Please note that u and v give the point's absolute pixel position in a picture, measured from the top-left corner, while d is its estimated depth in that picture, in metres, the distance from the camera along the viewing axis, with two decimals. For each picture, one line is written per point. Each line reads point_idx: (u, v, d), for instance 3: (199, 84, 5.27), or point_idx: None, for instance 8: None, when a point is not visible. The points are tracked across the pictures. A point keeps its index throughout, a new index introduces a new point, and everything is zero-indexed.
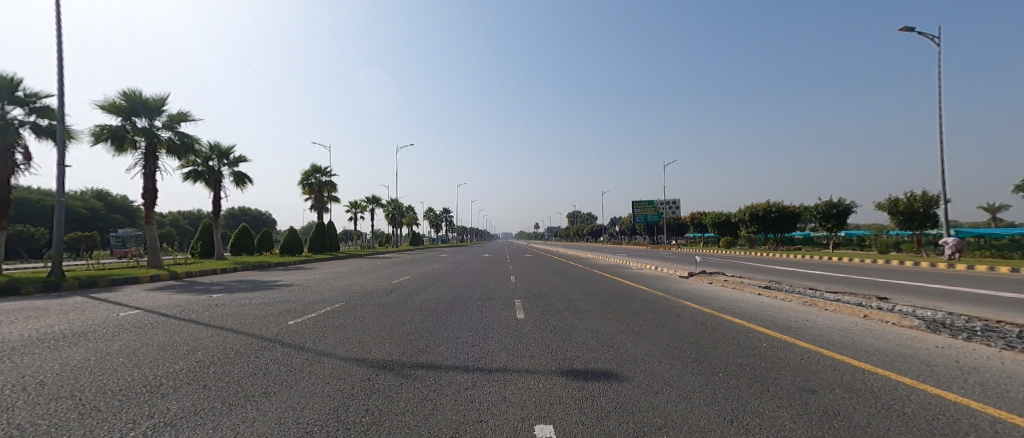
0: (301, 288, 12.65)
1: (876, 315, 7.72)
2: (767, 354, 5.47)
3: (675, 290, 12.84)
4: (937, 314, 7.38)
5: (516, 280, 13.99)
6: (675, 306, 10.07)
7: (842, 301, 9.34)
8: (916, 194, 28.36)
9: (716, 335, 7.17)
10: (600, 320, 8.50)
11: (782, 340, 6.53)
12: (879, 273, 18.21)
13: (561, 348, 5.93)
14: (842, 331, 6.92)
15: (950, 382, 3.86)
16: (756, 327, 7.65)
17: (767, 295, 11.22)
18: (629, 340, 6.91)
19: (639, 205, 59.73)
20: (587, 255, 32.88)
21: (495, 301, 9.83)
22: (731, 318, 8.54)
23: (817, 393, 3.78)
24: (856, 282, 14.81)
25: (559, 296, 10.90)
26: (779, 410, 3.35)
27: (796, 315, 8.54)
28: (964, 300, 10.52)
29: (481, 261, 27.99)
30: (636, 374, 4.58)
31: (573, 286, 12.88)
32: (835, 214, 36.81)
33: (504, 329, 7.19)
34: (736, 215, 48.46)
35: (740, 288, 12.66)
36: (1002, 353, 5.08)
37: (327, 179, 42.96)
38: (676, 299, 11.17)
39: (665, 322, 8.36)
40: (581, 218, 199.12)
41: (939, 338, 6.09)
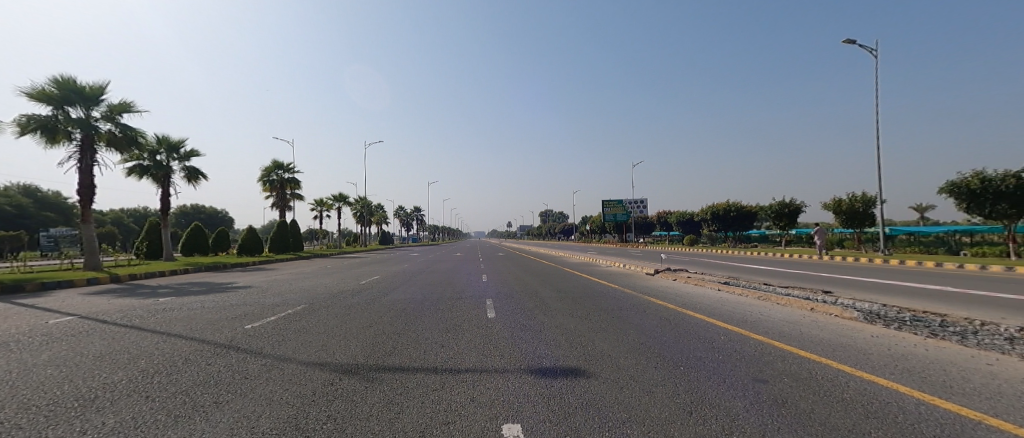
0: (260, 290, 12.11)
1: (820, 307, 8.24)
2: (724, 347, 5.73)
3: (643, 287, 13.21)
4: (874, 306, 7.97)
5: (489, 278, 14.03)
6: (643, 303, 10.39)
7: (792, 296, 9.89)
8: (857, 195, 30.51)
9: (680, 330, 7.44)
10: (570, 318, 8.64)
11: (739, 333, 6.88)
12: (826, 269, 19.38)
13: (529, 345, 6.07)
14: (792, 323, 7.38)
15: (882, 369, 4.19)
16: (715, 321, 8.01)
17: (727, 290, 11.74)
18: (598, 336, 7.12)
19: (610, 204, 60.84)
20: (560, 253, 33.35)
21: (466, 300, 9.79)
22: (693, 313, 8.89)
23: (767, 382, 4.01)
24: (804, 277, 15.82)
25: (532, 294, 10.93)
26: (735, 398, 3.58)
27: (751, 309, 8.98)
28: (898, 292, 11.37)
29: (452, 260, 27.68)
30: (603, 370, 4.69)
31: (546, 284, 13.00)
32: (787, 213, 38.97)
33: (475, 328, 7.18)
34: (699, 214, 50.25)
35: (702, 284, 13.14)
36: (926, 341, 5.57)
37: (290, 176, 41.27)
38: (643, 295, 11.48)
39: (631, 319, 8.59)
40: (551, 217, 203.82)
41: (872, 327, 6.60)
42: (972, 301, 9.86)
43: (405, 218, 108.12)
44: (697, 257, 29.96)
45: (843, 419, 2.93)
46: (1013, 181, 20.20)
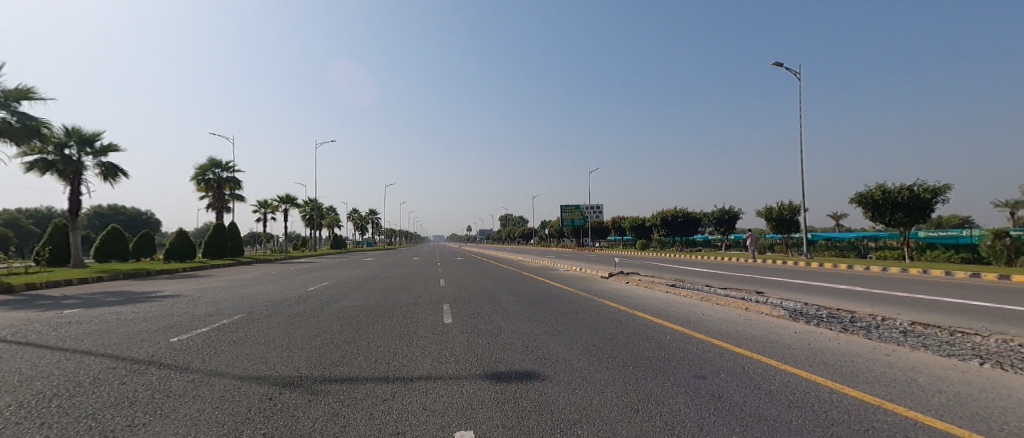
0: (191, 299, 11.23)
1: (754, 306, 8.85)
2: (670, 346, 6.01)
3: (597, 290, 13.55)
4: (797, 305, 8.67)
5: (445, 283, 13.82)
6: (594, 305, 10.68)
7: (731, 296, 10.53)
8: (785, 204, 33.10)
9: (630, 331, 7.70)
10: (526, 322, 8.70)
11: (683, 332, 7.24)
12: (762, 271, 20.79)
13: (484, 350, 6.05)
14: (730, 322, 7.86)
15: (804, 362, 4.56)
16: (663, 322, 8.37)
17: (674, 292, 12.30)
18: (551, 340, 7.23)
19: (567, 208, 61.77)
20: (517, 257, 33.52)
21: (421, 306, 9.59)
22: (642, 315, 9.23)
23: (707, 378, 4.24)
24: (741, 279, 16.88)
25: (488, 299, 10.90)
26: (677, 394, 3.76)
27: (693, 310, 9.47)
28: (823, 292, 12.41)
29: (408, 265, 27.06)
30: (557, 373, 4.76)
31: (502, 288, 13.01)
32: (727, 219, 41.61)
33: (430, 334, 7.05)
34: (650, 220, 52.39)
35: (650, 287, 13.69)
36: (840, 336, 6.14)
37: (227, 175, 38.57)
38: (597, 298, 11.78)
39: (584, 321, 8.78)
40: (506, 221, 204.77)
41: (795, 324, 7.18)
42: (884, 300, 10.93)
43: (357, 222, 104.46)
44: (647, 260, 31.20)
45: (770, 410, 3.15)
46: (911, 193, 22.77)
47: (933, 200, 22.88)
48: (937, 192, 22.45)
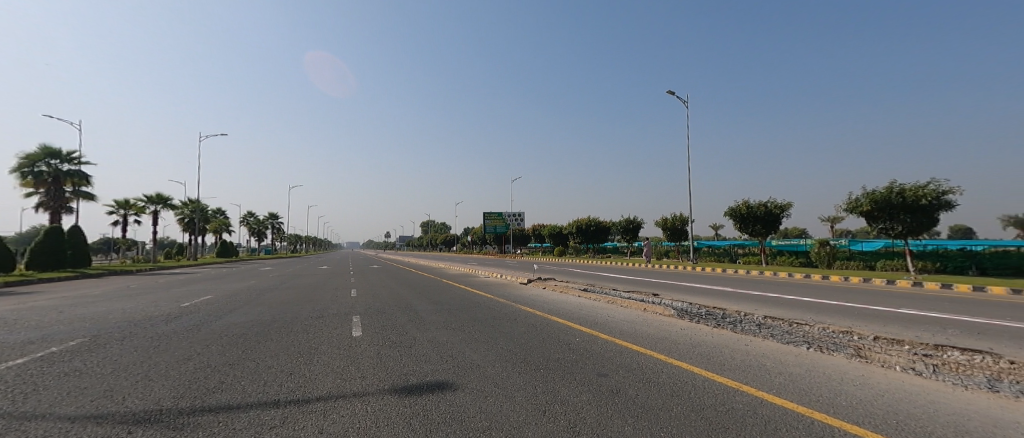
0: (13, 321, 9.06)
1: (650, 307, 9.57)
2: (580, 347, 6.16)
3: (517, 296, 13.57)
4: (684, 305, 9.58)
5: (356, 293, 12.83)
6: (510, 312, 10.67)
7: (633, 298, 11.21)
8: (676, 215, 37.10)
9: (544, 335, 7.78)
10: (443, 330, 8.40)
11: (592, 334, 7.46)
12: (664, 275, 22.55)
13: (398, 365, 5.77)
14: (636, 323, 8.35)
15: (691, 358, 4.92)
16: (572, 324, 8.63)
17: (586, 296, 12.77)
18: (469, 348, 7.07)
19: (489, 216, 61.35)
20: (434, 264, 32.63)
21: (328, 319, 8.74)
22: (557, 319, 9.39)
23: (609, 376, 4.40)
24: (644, 283, 18.13)
25: (402, 307, 10.38)
26: (590, 395, 3.88)
27: (599, 312, 9.91)
28: (714, 294, 13.73)
29: (316, 274, 24.96)
30: (471, 381, 4.58)
31: (419, 295, 12.44)
32: (631, 229, 44.95)
33: (337, 349, 6.45)
34: (567, 228, 54.51)
35: (564, 292, 14.04)
36: (725, 343, 6.72)
37: (69, 167, 32.31)
38: (517, 304, 11.78)
39: (501, 328, 8.74)
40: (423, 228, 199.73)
41: (682, 324, 7.81)
42: (762, 301, 12.38)
43: (253, 226, 93.78)
44: (563, 266, 32.35)
45: None
46: (767, 209, 28.46)
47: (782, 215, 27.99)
48: (784, 208, 28.35)
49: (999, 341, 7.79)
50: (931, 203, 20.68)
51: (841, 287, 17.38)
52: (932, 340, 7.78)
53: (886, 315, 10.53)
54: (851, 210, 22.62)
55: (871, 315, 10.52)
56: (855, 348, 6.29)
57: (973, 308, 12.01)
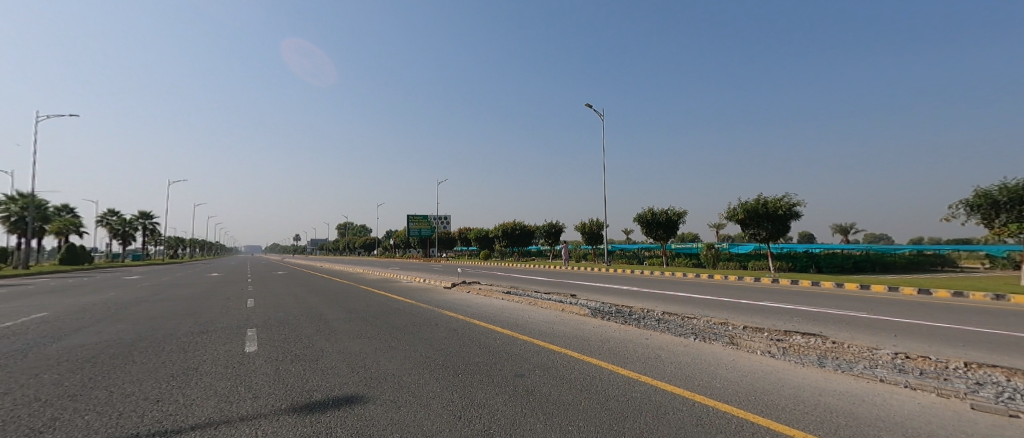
0: None
1: (568, 308, 10.09)
2: (498, 348, 6.27)
3: (439, 300, 13.25)
4: (599, 306, 10.57)
5: (255, 303, 11.61)
6: (433, 316, 10.42)
7: (553, 300, 11.57)
8: (592, 221, 39.15)
9: (464, 339, 7.72)
10: (356, 343, 8.02)
11: (513, 337, 7.62)
12: (584, 277, 23.39)
13: (308, 384, 5.47)
14: (554, 325, 8.63)
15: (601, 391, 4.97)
16: (494, 326, 8.66)
17: (508, 299, 12.89)
18: (382, 358, 6.83)
19: (414, 218, 59.40)
20: (353, 269, 30.91)
21: (220, 330, 7.79)
22: (479, 322, 9.34)
23: (524, 377, 4.59)
24: (564, 284, 18.66)
25: (312, 317, 9.64)
26: (502, 396, 4.05)
27: (520, 313, 10.12)
28: (628, 295, 14.45)
29: (210, 282, 22.32)
30: (384, 393, 4.48)
31: (331, 303, 11.62)
32: (553, 233, 46.46)
33: (230, 377, 5.86)
34: (493, 231, 54.80)
35: (488, 295, 13.99)
36: (637, 347, 7.13)
37: None
38: (439, 309, 11.51)
39: (421, 334, 8.49)
40: (342, 230, 189.33)
41: (599, 332, 8.09)
42: (671, 301, 13.29)
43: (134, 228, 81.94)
44: (487, 270, 32.26)
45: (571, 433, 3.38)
46: (669, 216, 30.97)
47: (675, 219, 31.11)
48: (682, 216, 31.16)
49: (831, 328, 9.43)
50: (785, 214, 24.54)
51: (727, 284, 19.46)
52: (807, 332, 8.83)
53: (754, 308, 12.12)
54: (729, 218, 26.01)
55: (743, 308, 12.06)
56: (731, 337, 7.89)
57: (817, 299, 14.25)
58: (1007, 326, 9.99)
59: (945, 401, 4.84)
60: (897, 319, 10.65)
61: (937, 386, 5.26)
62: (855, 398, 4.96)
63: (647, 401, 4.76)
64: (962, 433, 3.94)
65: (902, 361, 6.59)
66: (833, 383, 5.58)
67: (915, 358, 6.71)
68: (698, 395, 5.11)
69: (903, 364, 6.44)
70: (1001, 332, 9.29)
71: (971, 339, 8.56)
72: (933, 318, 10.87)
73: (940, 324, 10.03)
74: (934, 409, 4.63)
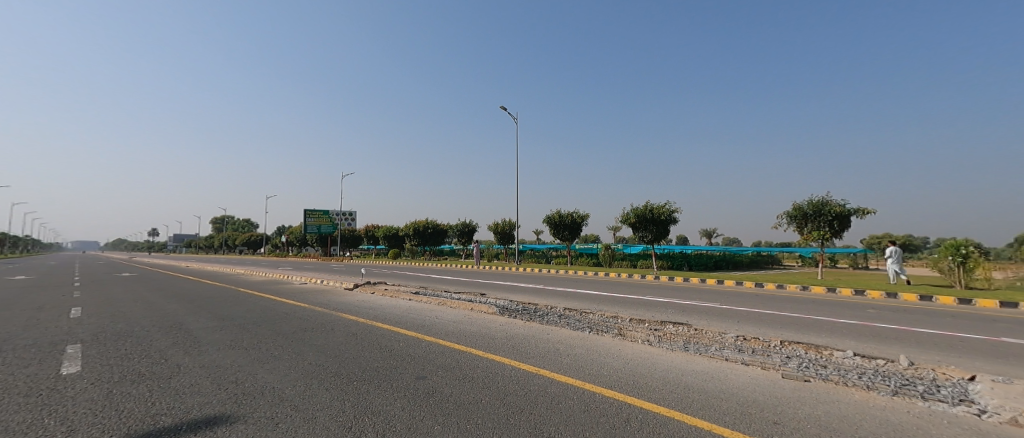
0: None
1: (478, 307, 9.57)
2: (403, 367, 5.47)
3: (337, 303, 11.89)
4: (506, 304, 10.17)
5: (87, 312, 9.29)
6: (332, 320, 9.24)
7: (462, 299, 10.97)
8: (504, 221, 39.30)
9: (362, 343, 6.79)
10: (227, 355, 6.65)
11: (419, 338, 6.94)
12: (495, 276, 22.99)
13: (150, 410, 4.26)
14: (463, 324, 7.99)
15: (510, 398, 4.51)
16: (397, 329, 7.81)
17: (415, 299, 11.97)
18: (262, 371, 5.63)
19: (313, 214, 54.44)
20: (236, 270, 27.22)
21: (24, 348, 5.94)
22: (380, 324, 8.41)
23: (435, 417, 3.92)
24: (476, 283, 18.07)
25: (168, 327, 7.92)
26: (401, 405, 4.22)
27: (427, 314, 9.35)
28: (540, 294, 14.28)
29: (36, 287, 17.92)
30: (250, 431, 3.54)
31: (197, 309, 9.76)
32: (468, 232, 45.92)
33: (32, 407, 4.37)
34: (403, 230, 52.60)
35: (395, 297, 12.87)
36: (553, 343, 6.79)
37: None
38: (336, 312, 10.27)
39: (310, 340, 7.34)
40: (228, 226, 168.95)
41: (514, 330, 7.63)
42: (581, 298, 13.39)
43: None
44: (394, 270, 30.51)
45: None
46: (574, 218, 31.98)
47: (580, 219, 32.27)
48: (586, 218, 32.43)
49: (695, 317, 10.15)
50: (667, 219, 26.60)
51: (625, 281, 20.42)
52: (702, 324, 9.26)
53: (652, 303, 12.64)
54: (623, 221, 27.65)
55: (643, 303, 12.51)
56: (619, 329, 8.01)
57: (703, 294, 15.40)
58: (810, 310, 11.77)
59: (765, 373, 5.65)
60: (736, 307, 11.90)
61: (764, 363, 6.10)
62: (748, 386, 5.09)
63: (543, 394, 4.67)
64: (775, 400, 4.68)
65: (740, 342, 7.41)
66: (695, 364, 5.97)
67: (750, 339, 7.62)
68: (590, 384, 5.04)
69: (742, 345, 7.28)
70: (798, 314, 10.85)
71: (785, 322, 9.78)
72: (776, 306, 12.34)
73: (765, 311, 11.39)
74: (761, 380, 5.33)
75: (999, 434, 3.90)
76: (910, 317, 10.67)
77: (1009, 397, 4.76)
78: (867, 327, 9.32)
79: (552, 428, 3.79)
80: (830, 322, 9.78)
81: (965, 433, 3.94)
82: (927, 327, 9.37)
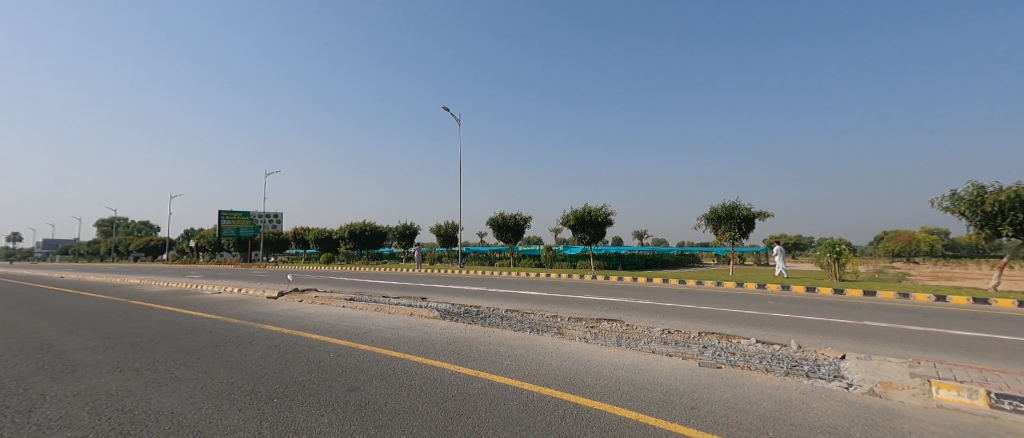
0: None
1: (418, 312, 9.05)
2: (332, 380, 4.89)
3: (259, 313, 10.75)
4: (449, 308, 9.73)
5: None
6: (250, 332, 8.26)
7: (400, 304, 10.37)
8: (447, 223, 38.57)
9: (286, 356, 6.06)
10: (116, 380, 5.62)
11: (353, 347, 6.34)
12: (434, 279, 22.28)
13: None
14: (402, 330, 7.46)
15: (449, 403, 4.15)
16: (328, 339, 7.10)
17: (349, 306, 11.14)
18: (158, 395, 4.79)
19: (229, 215, 49.52)
20: (136, 279, 24.02)
21: None
22: (308, 335, 7.63)
23: (364, 431, 3.46)
24: (415, 288, 17.31)
25: (38, 351, 6.61)
26: (325, 421, 3.72)
27: (363, 321, 8.69)
28: (477, 296, 13.94)
29: None
30: None
31: (79, 328, 8.32)
32: (409, 234, 44.51)
33: None
34: (337, 232, 49.86)
35: (327, 304, 11.91)
36: (497, 345, 6.49)
37: None
38: (256, 323, 9.25)
39: (223, 356, 6.44)
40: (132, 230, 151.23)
41: (457, 333, 7.25)
42: (522, 299, 13.20)
43: None
44: (326, 276, 28.65)
45: None
46: (518, 220, 31.94)
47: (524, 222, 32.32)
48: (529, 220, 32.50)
49: (630, 313, 10.30)
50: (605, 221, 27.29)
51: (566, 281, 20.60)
52: (638, 320, 9.39)
53: (582, 301, 12.76)
54: (563, 223, 28.06)
55: (577, 302, 12.58)
56: (558, 328, 7.92)
57: (636, 291, 15.84)
58: (715, 302, 12.57)
59: (683, 362, 5.76)
60: (661, 303, 12.31)
61: (684, 353, 6.25)
62: (673, 375, 5.12)
63: (482, 397, 4.35)
64: (690, 386, 4.73)
65: (664, 335, 7.60)
66: (624, 358, 5.98)
67: (673, 332, 7.83)
68: (529, 383, 4.79)
69: (666, 337, 7.47)
70: (710, 307, 11.46)
71: (698, 315, 10.26)
72: (686, 300, 13.04)
73: (680, 305, 11.90)
74: (681, 369, 5.42)
75: (866, 404, 4.19)
76: (797, 306, 11.69)
77: (872, 371, 5.23)
78: (771, 316, 9.99)
79: (491, 431, 3.49)
80: (735, 313, 10.39)
81: (840, 405, 4.20)
82: (811, 314, 10.26)
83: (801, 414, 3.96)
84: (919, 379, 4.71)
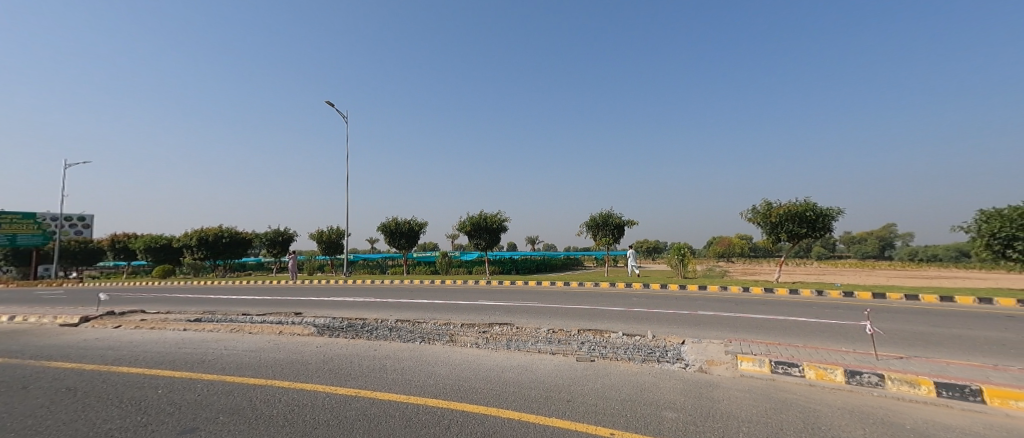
0: None
1: (288, 329, 8.04)
2: (163, 422, 4.00)
3: (67, 346, 8.45)
4: (328, 322, 8.84)
5: None
6: (45, 371, 6.40)
7: (268, 322, 9.12)
8: (333, 229, 35.64)
9: (91, 399, 4.78)
10: None
11: (195, 379, 5.32)
12: (306, 293, 20.13)
13: None
14: (265, 352, 6.53)
15: (321, 430, 3.68)
16: (160, 371, 5.85)
17: (195, 329, 9.39)
18: None
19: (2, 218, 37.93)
20: None
21: None
22: (130, 368, 6.19)
23: None
24: (282, 303, 15.38)
25: None
26: None
27: (215, 345, 7.42)
28: (358, 307, 12.89)
29: None
30: None
31: None
32: (281, 240, 39.86)
33: None
34: (183, 239, 42.25)
35: (165, 328, 9.88)
36: (382, 359, 6.06)
37: None
38: (64, 358, 7.27)
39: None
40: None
41: (337, 350, 6.61)
42: (408, 308, 12.60)
43: None
44: (166, 293, 23.92)
45: None
46: (410, 226, 30.76)
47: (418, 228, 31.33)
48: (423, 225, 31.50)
49: (518, 316, 10.49)
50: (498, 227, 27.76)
51: (455, 287, 20.32)
52: (526, 323, 9.59)
53: (469, 307, 12.64)
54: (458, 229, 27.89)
55: (463, 308, 12.42)
56: (448, 335, 7.71)
57: (520, 295, 16.23)
58: (591, 302, 13.53)
59: (562, 358, 6.03)
60: (543, 305, 12.77)
61: (565, 350, 6.54)
62: (553, 372, 5.31)
63: (361, 418, 3.95)
64: (568, 380, 4.94)
65: (548, 335, 7.90)
66: (511, 359, 6.05)
67: (555, 331, 8.19)
68: (413, 396, 4.51)
69: (551, 336, 7.77)
70: (588, 306, 12.25)
71: (574, 314, 10.86)
72: (566, 301, 13.78)
73: (562, 306, 12.47)
74: (561, 365, 5.65)
75: (696, 380, 4.78)
76: (657, 301, 13.13)
77: (703, 351, 6.05)
78: (633, 311, 11.03)
79: None
80: (602, 311, 11.21)
81: (679, 383, 4.72)
82: (664, 308, 11.59)
83: (656, 393, 4.37)
84: (731, 355, 5.52)
